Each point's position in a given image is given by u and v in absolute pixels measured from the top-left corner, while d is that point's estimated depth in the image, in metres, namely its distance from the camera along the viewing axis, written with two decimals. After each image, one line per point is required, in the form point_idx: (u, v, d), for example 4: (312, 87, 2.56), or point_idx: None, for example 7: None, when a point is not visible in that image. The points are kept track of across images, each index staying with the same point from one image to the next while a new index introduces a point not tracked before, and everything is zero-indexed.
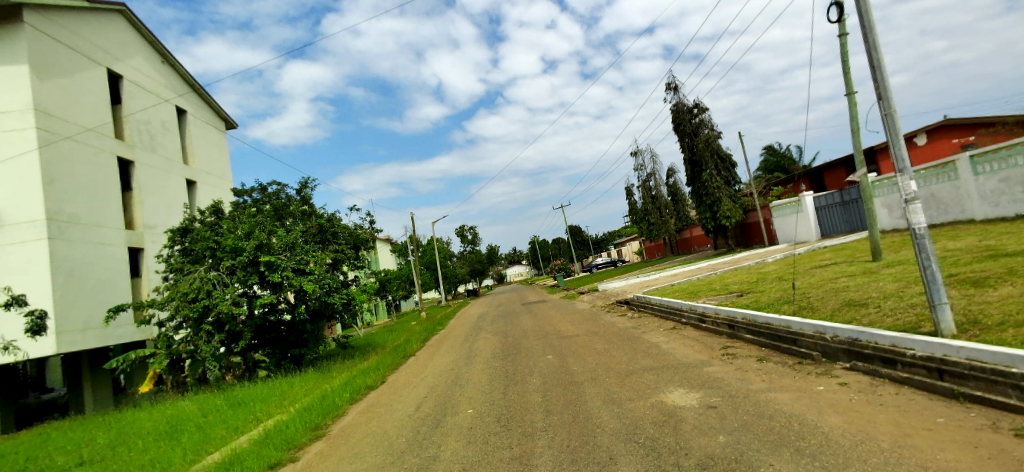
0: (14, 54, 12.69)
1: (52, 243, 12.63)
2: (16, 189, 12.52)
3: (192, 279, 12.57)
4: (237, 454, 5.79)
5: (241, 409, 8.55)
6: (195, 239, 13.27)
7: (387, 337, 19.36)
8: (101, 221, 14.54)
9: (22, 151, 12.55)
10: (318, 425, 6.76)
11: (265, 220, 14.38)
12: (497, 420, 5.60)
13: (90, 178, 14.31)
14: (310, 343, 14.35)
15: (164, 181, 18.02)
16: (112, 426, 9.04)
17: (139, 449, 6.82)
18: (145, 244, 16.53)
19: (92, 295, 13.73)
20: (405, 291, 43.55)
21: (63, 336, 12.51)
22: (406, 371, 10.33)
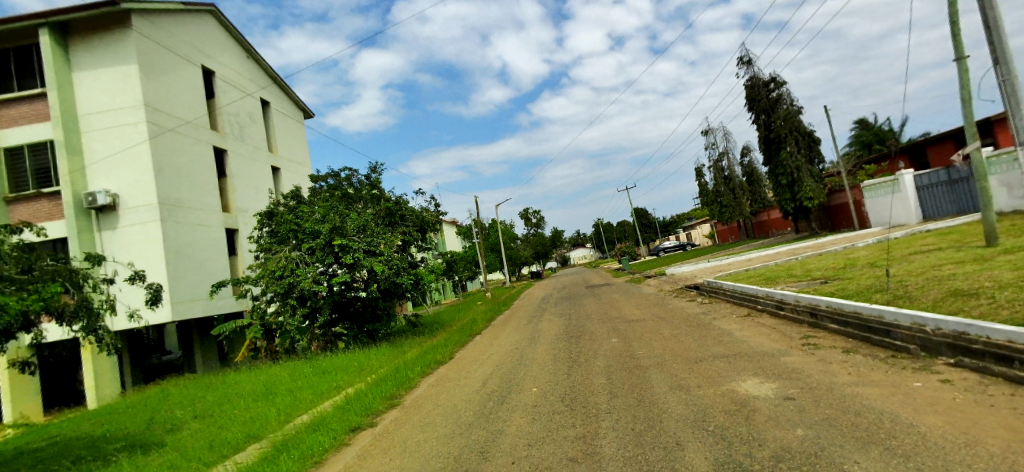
0: (125, 55, 14.25)
1: (164, 224, 14.23)
2: (133, 177, 14.12)
3: (279, 258, 13.72)
4: (323, 417, 6.40)
5: (325, 377, 9.30)
6: (280, 221, 14.39)
7: (455, 315, 20.06)
8: (203, 205, 16.17)
9: (135, 143, 14.14)
10: (393, 395, 7.26)
11: (338, 204, 15.29)
12: (562, 399, 5.72)
13: (191, 167, 15.88)
14: (383, 318, 15.24)
15: (252, 168, 19.59)
16: (216, 387, 10.23)
17: (240, 408, 7.69)
18: (239, 226, 18.19)
19: (198, 272, 15.38)
20: (470, 271, 44.72)
21: (176, 306, 14.18)
22: (472, 349, 10.73)
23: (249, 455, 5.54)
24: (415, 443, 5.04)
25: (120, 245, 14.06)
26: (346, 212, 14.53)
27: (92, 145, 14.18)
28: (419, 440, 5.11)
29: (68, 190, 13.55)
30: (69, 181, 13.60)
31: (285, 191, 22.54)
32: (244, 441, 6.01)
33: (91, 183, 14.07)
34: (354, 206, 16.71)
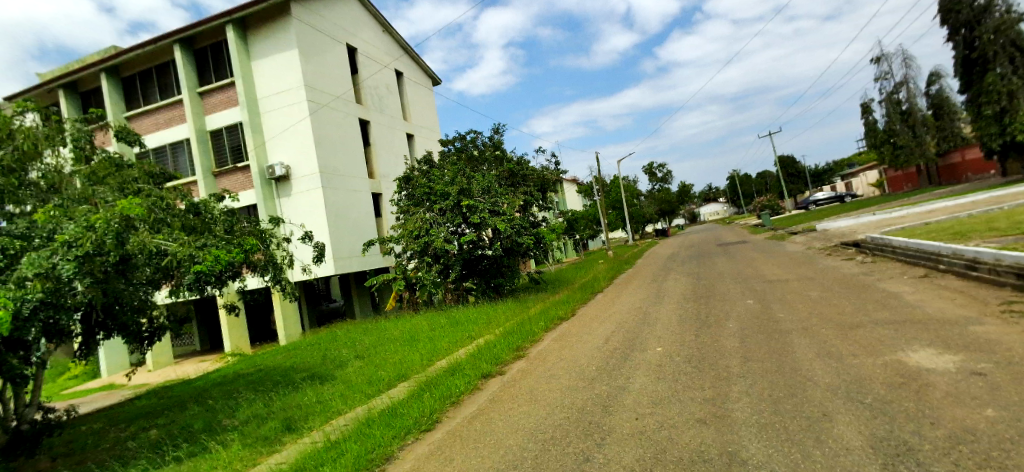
0: (288, 42, 16.31)
1: (325, 191, 16.43)
2: (300, 150, 16.40)
3: (416, 219, 15.05)
4: (458, 363, 7.04)
5: (459, 328, 10.17)
6: (415, 185, 15.67)
7: (577, 274, 20.24)
8: (353, 173, 18.26)
9: (299, 120, 16.33)
10: (519, 347, 7.67)
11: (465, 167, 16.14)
12: (689, 360, 5.49)
13: (343, 139, 17.93)
14: (508, 275, 15.98)
15: (391, 136, 21.44)
16: (372, 332, 11.85)
17: (391, 351, 8.82)
18: (382, 190, 20.23)
19: (353, 231, 17.62)
20: (592, 230, 44.37)
21: (338, 262, 16.54)
22: (594, 306, 10.78)
23: (400, 391, 6.38)
24: (540, 393, 5.30)
25: (294, 209, 16.66)
26: (472, 175, 15.30)
27: (268, 123, 16.64)
28: (544, 390, 5.36)
29: (254, 163, 16.22)
30: (255, 155, 16.22)
31: (418, 157, 24.34)
32: (396, 379, 6.92)
33: (270, 156, 16.61)
34: (479, 169, 17.38)
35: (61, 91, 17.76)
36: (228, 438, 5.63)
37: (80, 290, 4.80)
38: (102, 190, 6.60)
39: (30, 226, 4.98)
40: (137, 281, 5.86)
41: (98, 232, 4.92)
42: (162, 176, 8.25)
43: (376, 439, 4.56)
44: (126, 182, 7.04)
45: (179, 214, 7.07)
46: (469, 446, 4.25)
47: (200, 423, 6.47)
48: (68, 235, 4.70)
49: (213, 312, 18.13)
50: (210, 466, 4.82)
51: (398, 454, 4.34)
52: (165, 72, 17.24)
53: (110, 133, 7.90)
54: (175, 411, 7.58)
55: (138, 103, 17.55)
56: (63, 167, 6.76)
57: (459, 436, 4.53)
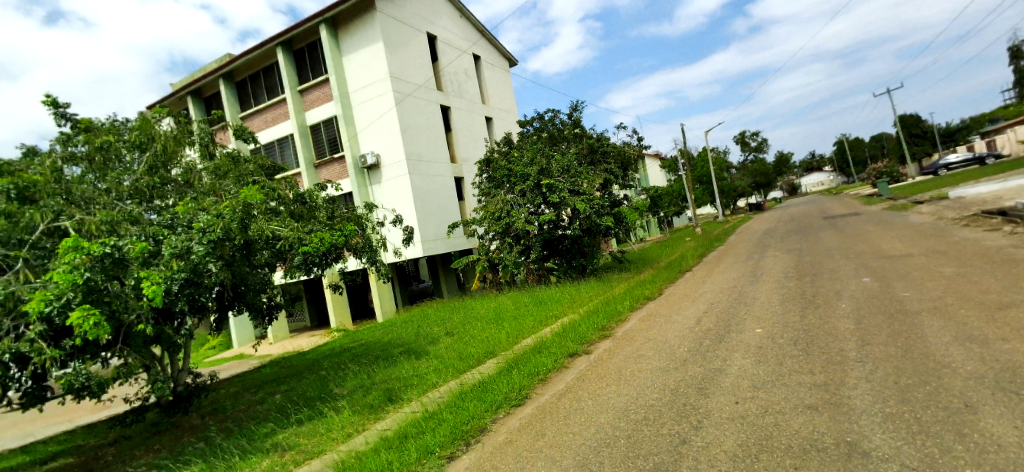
0: (373, 36, 17.10)
1: (411, 177, 17.22)
2: (388, 138, 17.28)
3: (497, 201, 15.30)
4: (544, 341, 7.12)
5: (543, 307, 10.28)
6: (495, 167, 15.89)
7: (663, 252, 19.48)
8: (436, 158, 18.90)
9: (386, 110, 17.15)
10: (604, 326, 7.59)
11: (544, 147, 16.10)
12: (795, 343, 5.08)
13: (426, 126, 18.57)
14: (590, 255, 15.79)
15: (470, 120, 21.82)
16: (460, 310, 12.35)
17: (479, 329, 9.14)
18: (464, 174, 20.72)
19: (438, 215, 18.32)
20: (677, 206, 42.32)
21: (425, 244, 17.34)
22: (683, 286, 10.33)
23: (489, 367, 6.61)
24: (630, 372, 5.22)
25: (384, 195, 17.68)
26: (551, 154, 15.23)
27: (358, 115, 17.71)
28: (635, 370, 5.25)
29: (348, 153, 17.40)
30: (348, 146, 17.40)
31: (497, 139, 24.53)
32: (485, 356, 7.19)
33: (362, 145, 17.73)
34: (558, 149, 17.15)
35: (189, 98, 20.19)
36: (339, 405, 6.22)
37: (215, 271, 5.51)
38: (227, 183, 7.43)
39: (174, 216, 5.75)
40: (257, 262, 6.59)
41: (225, 220, 5.56)
42: (272, 168, 9.03)
43: (470, 412, 4.77)
44: (244, 175, 7.85)
45: (288, 202, 7.79)
46: (559, 422, 4.31)
47: (315, 391, 7.20)
48: (204, 223, 5.38)
49: (320, 291, 20.04)
50: (326, 429, 5.38)
51: (492, 426, 4.53)
52: (270, 74, 18.89)
53: (230, 131, 8.83)
54: (294, 379, 8.53)
55: (250, 104, 19.43)
56: (195, 164, 7.68)
57: (548, 413, 4.60)
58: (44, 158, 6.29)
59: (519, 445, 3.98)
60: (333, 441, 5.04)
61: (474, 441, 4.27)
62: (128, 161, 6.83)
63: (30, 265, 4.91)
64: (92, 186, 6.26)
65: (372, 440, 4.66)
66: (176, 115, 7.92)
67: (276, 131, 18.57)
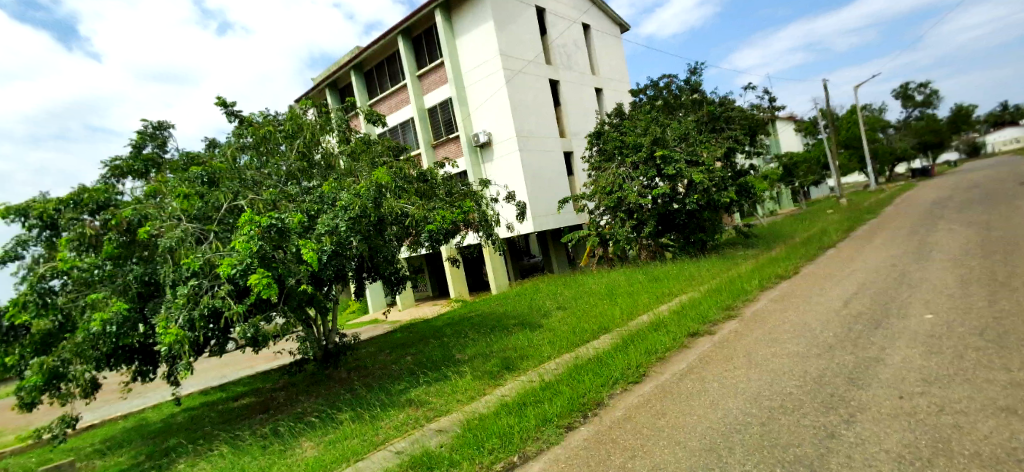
0: (485, 15, 17.42)
1: (522, 153, 17.42)
2: (499, 116, 17.64)
3: (608, 175, 14.85)
4: (662, 319, 6.85)
5: (659, 284, 9.88)
6: (607, 140, 15.37)
7: (797, 227, 17.43)
8: (546, 133, 18.79)
9: (497, 88, 17.46)
10: (729, 306, 7.06)
11: (660, 115, 15.40)
12: (981, 333, 4.23)
13: (535, 101, 18.54)
14: (710, 229, 15.04)
15: (580, 92, 21.24)
16: (571, 285, 12.39)
17: (592, 305, 9.06)
18: (573, 148, 20.28)
19: (548, 190, 18.32)
20: (816, 175, 37.32)
21: (536, 219, 17.54)
22: (824, 264, 9.16)
23: (604, 342, 6.56)
24: (762, 356, 4.80)
25: (496, 172, 18.18)
26: (667, 123, 14.53)
27: (472, 95, 18.31)
28: (767, 354, 4.82)
29: (463, 133, 18.16)
30: (463, 126, 18.14)
31: (608, 111, 23.54)
32: (599, 331, 7.16)
33: (476, 124, 18.36)
34: (674, 117, 16.04)
35: (327, 89, 22.55)
36: (462, 370, 6.67)
37: (355, 243, 6.18)
38: (361, 165, 8.20)
39: (321, 195, 6.52)
40: (388, 237, 7.23)
41: (361, 198, 6.17)
42: (398, 149, 9.74)
43: (586, 384, 4.78)
44: (375, 157, 8.60)
45: (413, 181, 8.40)
46: (681, 402, 4.14)
47: (439, 355, 7.81)
48: (346, 201, 6.03)
49: (439, 264, 21.52)
50: (452, 391, 5.81)
51: (609, 401, 4.50)
52: (392, 62, 20.26)
53: (362, 117, 9.67)
54: (421, 343, 9.34)
55: (376, 91, 21.12)
56: (335, 149, 8.59)
57: (669, 392, 4.44)
58: (224, 148, 7.50)
59: (639, 422, 3.90)
60: (459, 401, 5.44)
61: (591, 414, 4.29)
62: (285, 147, 7.85)
63: (219, 236, 5.93)
64: (260, 171, 7.34)
65: (493, 404, 4.93)
66: (318, 106, 8.89)
67: (399, 115, 20.00)
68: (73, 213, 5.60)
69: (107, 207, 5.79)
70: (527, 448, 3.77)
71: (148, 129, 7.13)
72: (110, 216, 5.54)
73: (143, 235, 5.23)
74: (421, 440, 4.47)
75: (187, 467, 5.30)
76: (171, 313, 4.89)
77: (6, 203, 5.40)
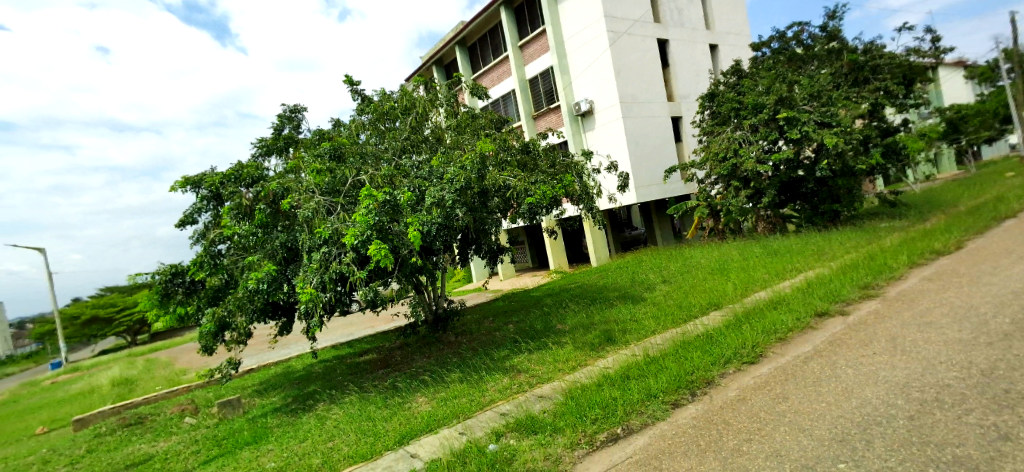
0: None
1: (625, 120, 16.63)
2: (602, 82, 16.93)
3: (721, 140, 13.65)
4: (783, 297, 6.25)
5: (780, 258, 8.99)
6: (721, 102, 14.06)
7: (962, 194, 14.63)
8: (652, 98, 17.53)
9: (600, 52, 16.67)
10: (868, 284, 6.20)
11: (787, 71, 13.78)
12: None
13: (641, 64, 17.30)
14: (846, 200, 13.15)
15: (692, 50, 19.14)
16: (677, 259, 11.81)
17: (701, 279, 8.53)
18: (683, 113, 18.54)
19: (654, 158, 17.33)
20: (992, 131, 30.73)
21: (639, 190, 16.79)
22: (998, 237, 7.62)
23: (715, 319, 6.18)
24: (911, 342, 4.16)
25: (598, 142, 17.65)
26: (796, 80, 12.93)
27: (574, 62, 17.78)
28: (917, 338, 4.19)
29: (564, 102, 17.86)
30: (564, 95, 17.81)
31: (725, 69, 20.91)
32: (708, 307, 6.77)
33: (577, 93, 17.92)
34: (803, 72, 14.14)
35: (434, 66, 23.51)
36: (563, 340, 6.74)
37: (461, 215, 6.45)
38: (467, 138, 8.47)
39: (430, 169, 6.87)
40: (491, 209, 7.43)
41: (466, 171, 6.38)
42: (500, 121, 9.88)
43: (695, 361, 4.55)
44: (479, 130, 8.83)
45: (516, 153, 8.49)
46: (805, 387, 3.77)
47: (541, 325, 7.96)
48: (453, 174, 6.28)
49: (539, 236, 21.80)
50: (554, 360, 5.91)
51: (720, 381, 4.24)
52: (494, 34, 20.37)
53: (466, 91, 9.93)
54: (523, 312, 9.62)
55: (478, 65, 21.50)
56: (442, 124, 8.96)
57: (792, 375, 4.05)
58: (347, 126, 8.22)
59: (755, 404, 3.62)
60: (561, 370, 5.52)
61: (700, 392, 4.09)
62: (398, 123, 8.37)
63: (345, 208, 6.52)
64: (377, 146, 7.92)
65: (596, 375, 4.91)
66: (427, 82, 9.30)
67: (501, 88, 20.22)
68: (233, 187, 6.58)
69: (257, 181, 6.69)
70: (631, 421, 3.71)
71: (285, 113, 8.04)
72: (260, 191, 6.40)
73: (285, 207, 5.98)
74: (524, 405, 4.63)
75: (324, 410, 6.09)
76: (307, 277, 5.55)
77: (185, 177, 6.51)
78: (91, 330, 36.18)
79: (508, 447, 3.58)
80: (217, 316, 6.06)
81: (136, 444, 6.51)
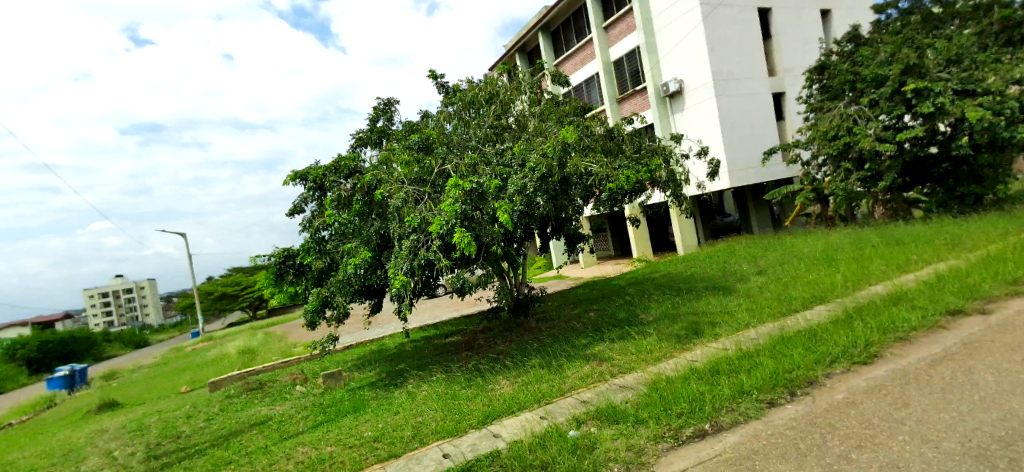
0: None
1: (718, 100, 15.52)
2: (693, 60, 15.91)
3: (832, 117, 12.37)
4: (906, 291, 5.52)
5: (903, 248, 7.93)
6: (834, 74, 12.64)
7: None
8: (750, 74, 16.12)
9: (692, 28, 15.65)
10: (1018, 277, 5.28)
11: (918, 34, 11.98)
12: None
13: (739, 37, 15.95)
14: (988, 182, 11.39)
15: (800, 18, 17.22)
16: (775, 248, 10.89)
17: (804, 271, 7.80)
18: (786, 88, 16.86)
19: (751, 140, 16.02)
20: None
21: (733, 174, 15.64)
22: None
23: (820, 314, 5.63)
24: None
25: (687, 123, 16.69)
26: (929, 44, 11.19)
27: (663, 40, 16.88)
28: None
29: (651, 83, 17.09)
30: (651, 76, 17.03)
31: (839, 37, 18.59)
32: (813, 300, 6.17)
33: (665, 73, 17.04)
34: (938, 34, 12.21)
35: (517, 54, 23.65)
36: (647, 331, 6.53)
37: (542, 202, 6.47)
38: (550, 125, 8.43)
39: (512, 157, 6.95)
40: (573, 196, 7.36)
41: (547, 158, 6.36)
42: (584, 107, 9.74)
43: (794, 359, 4.19)
44: (562, 117, 8.74)
45: (599, 138, 8.31)
46: (931, 393, 3.32)
47: (623, 314, 7.79)
48: (534, 161, 6.29)
49: (622, 223, 21.24)
50: (637, 351, 5.75)
51: (824, 381, 3.86)
52: (578, 17, 19.96)
53: (548, 78, 9.88)
54: (605, 301, 9.47)
55: (561, 50, 21.24)
56: (526, 112, 9.00)
57: (914, 379, 3.58)
58: (435, 117, 8.57)
59: (868, 409, 3.26)
60: (644, 362, 5.36)
61: (801, 392, 3.76)
62: (482, 112, 8.55)
63: (431, 197, 6.82)
64: (462, 136, 8.18)
65: (682, 368, 4.71)
66: (510, 71, 9.39)
67: (584, 72, 19.82)
68: (334, 179, 7.17)
69: (355, 172, 7.22)
70: (720, 418, 3.52)
71: (380, 106, 8.56)
72: (356, 182, 6.90)
73: (378, 196, 6.39)
74: (606, 394, 4.57)
75: (414, 386, 6.50)
76: (398, 262, 5.92)
77: (294, 170, 7.19)
78: (222, 305, 41.74)
79: (589, 434, 3.57)
80: (321, 296, 6.68)
81: (258, 406, 7.43)
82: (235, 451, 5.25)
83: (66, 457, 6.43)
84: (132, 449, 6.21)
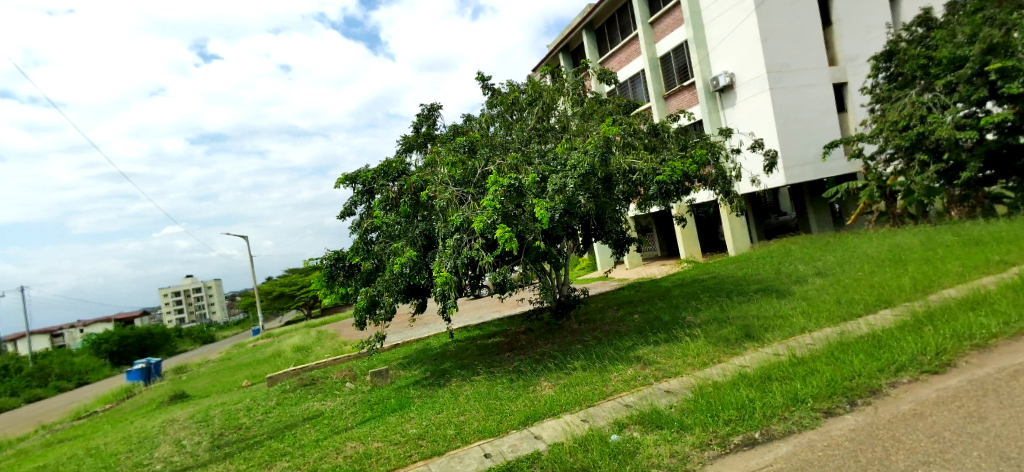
0: None
1: (773, 92, 14.77)
2: (745, 52, 15.24)
3: (902, 106, 11.44)
4: (986, 295, 5.04)
5: (982, 248, 7.25)
6: (903, 60, 11.79)
7: None
8: (808, 64, 15.24)
9: (744, 19, 14.99)
10: None
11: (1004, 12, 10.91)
12: None
13: (795, 26, 15.13)
14: None
15: (863, 3, 16.10)
16: (835, 248, 10.25)
17: (867, 272, 7.31)
18: (849, 78, 15.83)
19: (809, 134, 15.16)
20: None
21: (789, 170, 14.86)
22: None
23: (885, 319, 5.24)
24: None
25: (739, 118, 16.02)
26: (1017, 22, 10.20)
27: (713, 33, 16.28)
28: None
29: (700, 78, 16.53)
30: (700, 70, 16.48)
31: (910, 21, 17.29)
32: (877, 304, 5.77)
33: (715, 66, 16.41)
34: None
35: (561, 54, 23.56)
36: (694, 334, 6.33)
37: (584, 202, 6.39)
38: (593, 124, 8.33)
39: (554, 157, 6.92)
40: (615, 195, 7.24)
41: (590, 157, 6.28)
42: (629, 105, 9.54)
43: (855, 367, 3.93)
44: (605, 116, 8.62)
45: (642, 136, 8.14)
46: (1014, 406, 3.02)
47: (669, 317, 7.58)
48: (576, 160, 6.24)
49: (668, 223, 20.69)
50: (682, 354, 5.58)
51: (889, 391, 3.59)
52: (623, 13, 19.59)
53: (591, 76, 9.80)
54: (649, 303, 9.25)
55: (605, 48, 20.93)
56: (569, 112, 8.94)
57: (994, 391, 3.26)
58: (478, 120, 8.68)
59: (939, 421, 3.01)
60: (690, 365, 5.20)
61: (861, 401, 3.52)
62: (525, 114, 8.60)
63: (474, 198, 6.89)
64: (505, 138, 8.23)
65: (731, 373, 4.52)
66: (553, 71, 9.38)
67: (630, 69, 19.43)
68: (382, 181, 7.39)
69: (402, 174, 7.46)
70: (772, 427, 3.35)
71: (424, 111, 8.78)
72: (403, 184, 7.10)
73: (423, 198, 6.55)
74: (650, 398, 4.46)
75: (456, 386, 6.61)
76: (442, 261, 6.04)
77: (344, 174, 7.50)
78: (280, 303, 44.23)
79: (631, 439, 3.50)
80: (369, 295, 6.88)
81: (311, 402, 7.80)
82: (289, 443, 5.53)
83: (141, 443, 6.99)
84: (198, 438, 6.66)
